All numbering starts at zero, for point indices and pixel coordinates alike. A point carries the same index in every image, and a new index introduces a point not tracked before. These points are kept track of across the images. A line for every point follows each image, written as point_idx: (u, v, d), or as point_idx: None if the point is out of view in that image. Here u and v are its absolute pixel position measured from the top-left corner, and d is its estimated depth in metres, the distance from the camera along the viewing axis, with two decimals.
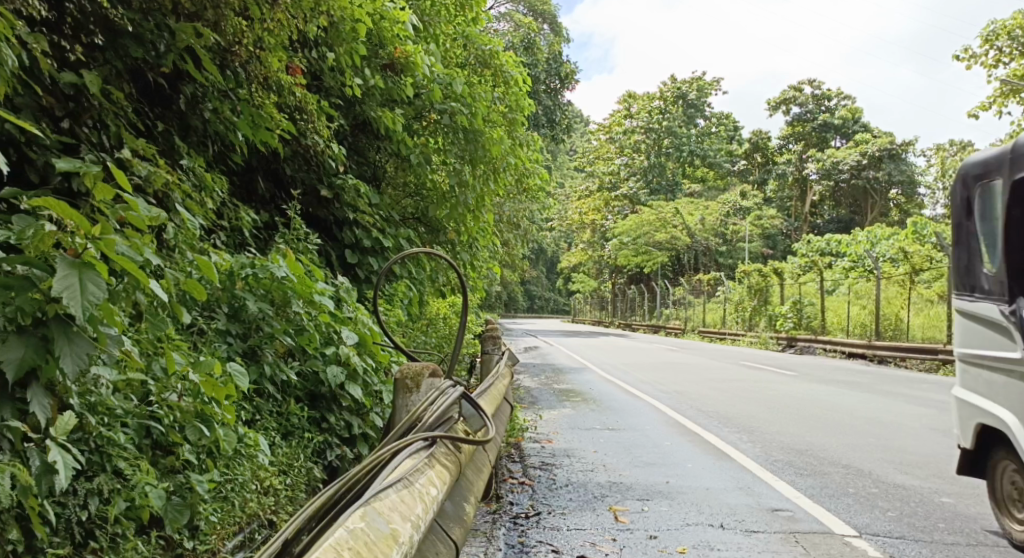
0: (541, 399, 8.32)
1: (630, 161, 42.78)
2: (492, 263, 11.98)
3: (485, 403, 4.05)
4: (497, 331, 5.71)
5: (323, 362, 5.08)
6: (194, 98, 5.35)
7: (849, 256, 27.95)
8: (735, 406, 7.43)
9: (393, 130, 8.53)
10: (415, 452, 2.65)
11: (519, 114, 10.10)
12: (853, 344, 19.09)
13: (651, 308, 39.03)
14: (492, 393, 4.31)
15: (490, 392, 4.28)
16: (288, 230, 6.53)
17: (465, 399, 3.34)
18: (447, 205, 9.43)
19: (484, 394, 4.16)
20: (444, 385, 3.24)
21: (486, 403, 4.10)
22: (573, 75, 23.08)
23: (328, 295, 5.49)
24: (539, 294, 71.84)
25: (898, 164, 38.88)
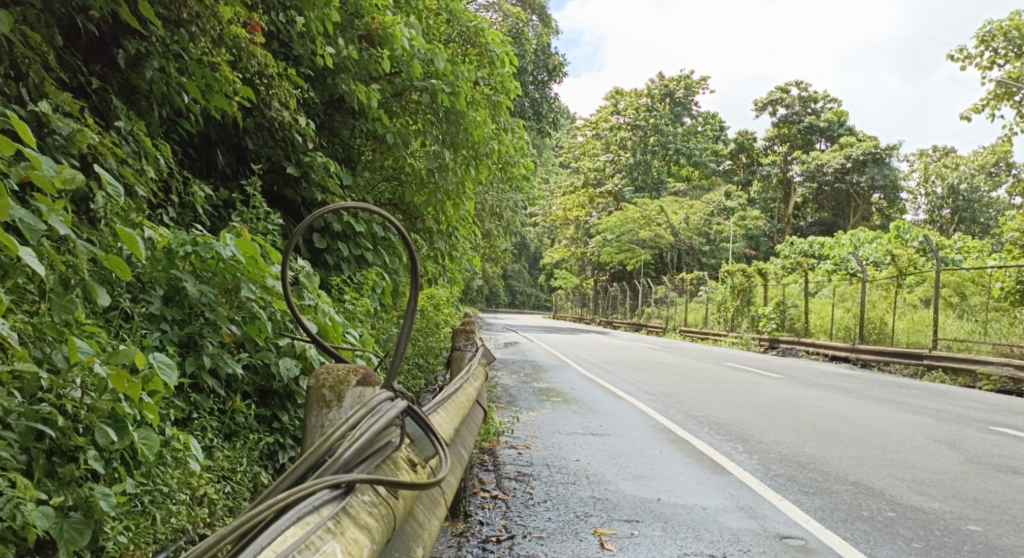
0: (519, 398, 7.86)
1: (615, 158, 42.39)
2: (473, 254, 11.50)
3: (452, 411, 3.55)
4: (472, 326, 5.20)
5: (276, 354, 4.57)
6: (137, 57, 4.87)
7: (832, 259, 27.62)
8: (725, 412, 6.95)
9: (368, 106, 7.98)
10: (304, 522, 2.18)
11: (504, 97, 9.69)
12: (835, 348, 18.68)
13: (632, 306, 38.66)
14: (460, 398, 3.81)
15: (458, 396, 3.78)
16: (248, 210, 5.99)
17: (409, 415, 2.82)
18: (425, 191, 8.93)
19: (451, 400, 3.66)
20: (381, 400, 2.71)
21: (454, 410, 3.59)
22: (560, 67, 22.57)
23: None
24: (520, 289, 71.35)
25: (882, 169, 38.69)
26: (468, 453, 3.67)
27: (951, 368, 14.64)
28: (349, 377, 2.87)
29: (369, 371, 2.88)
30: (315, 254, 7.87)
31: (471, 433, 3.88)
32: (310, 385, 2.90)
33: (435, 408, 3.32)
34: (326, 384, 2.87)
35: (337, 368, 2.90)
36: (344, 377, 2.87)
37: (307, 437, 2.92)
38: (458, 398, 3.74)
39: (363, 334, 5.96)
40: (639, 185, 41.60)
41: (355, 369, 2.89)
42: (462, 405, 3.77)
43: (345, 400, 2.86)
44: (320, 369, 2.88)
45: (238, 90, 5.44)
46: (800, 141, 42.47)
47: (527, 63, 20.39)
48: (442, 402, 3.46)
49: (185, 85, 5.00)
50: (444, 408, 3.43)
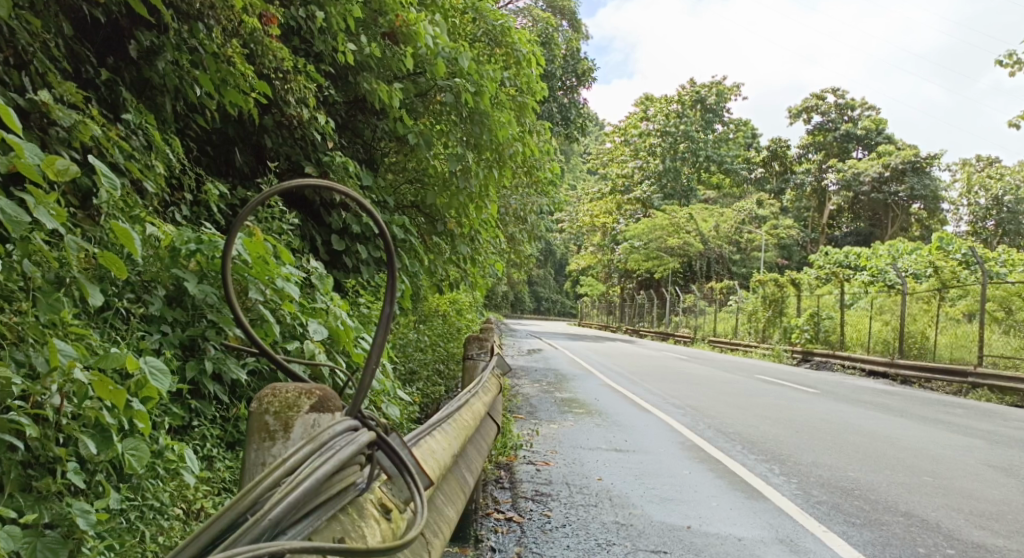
0: (540, 408, 7.62)
1: (644, 165, 41.98)
2: (497, 259, 11.27)
3: (456, 427, 3.28)
4: (486, 334, 4.94)
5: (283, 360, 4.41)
6: (149, 49, 4.65)
7: (867, 270, 27.02)
8: (757, 429, 6.63)
9: (391, 106, 7.78)
10: None
11: (530, 97, 9.46)
12: (873, 361, 18.23)
13: (660, 315, 38.20)
14: (466, 413, 3.55)
15: (464, 411, 3.51)
16: (264, 210, 5.81)
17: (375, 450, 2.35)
18: (449, 193, 8.73)
19: (456, 416, 3.39)
20: (332, 435, 2.23)
21: (459, 426, 3.32)
22: (591, 71, 22.24)
23: (296, 283, 4.76)
24: (547, 295, 71.04)
25: (923, 178, 37.75)
26: (473, 475, 3.39)
27: (996, 386, 14.23)
28: (301, 401, 2.30)
29: (326, 392, 2.33)
30: (333, 255, 7.71)
31: (478, 451, 3.61)
32: (253, 407, 2.33)
33: (434, 425, 3.06)
34: (269, 409, 2.30)
35: (284, 387, 2.31)
36: (293, 401, 2.29)
37: (247, 471, 2.34)
38: (463, 413, 3.47)
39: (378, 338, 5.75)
40: (669, 193, 41.10)
41: (310, 391, 2.32)
42: (467, 421, 3.49)
43: (294, 430, 2.30)
44: (264, 391, 2.28)
45: (255, 85, 5.23)
46: (836, 149, 41.60)
47: (558, 67, 20.12)
48: (445, 417, 3.19)
49: (197, 76, 4.76)
50: (445, 425, 3.16)
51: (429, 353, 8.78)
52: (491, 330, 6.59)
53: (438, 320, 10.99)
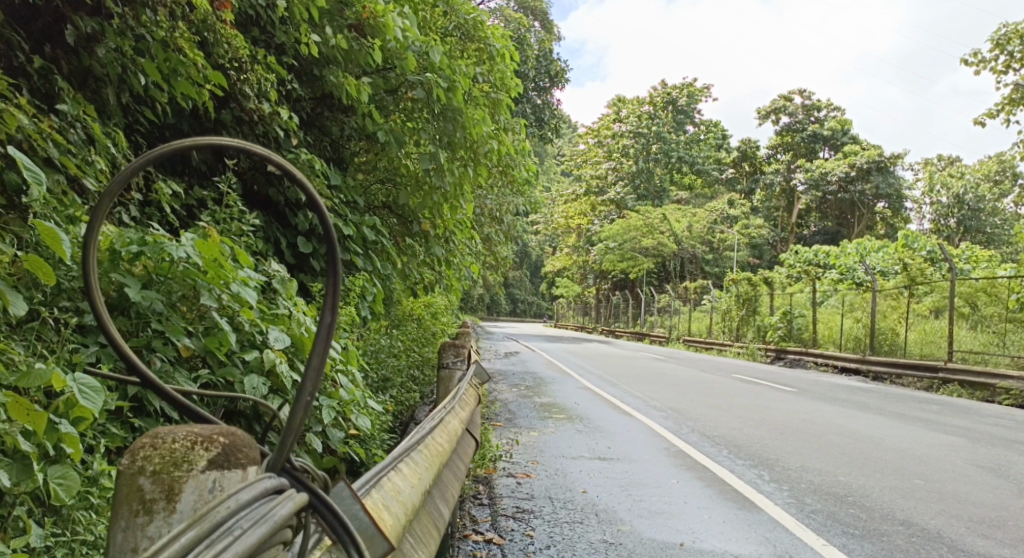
0: (519, 415, 7.30)
1: (618, 166, 41.75)
2: (471, 260, 10.94)
3: (426, 455, 2.93)
4: (463, 341, 4.64)
5: (241, 371, 4.08)
6: (88, 35, 4.34)
7: (837, 268, 27.05)
8: (746, 432, 6.36)
9: (357, 101, 7.44)
10: None
11: (504, 94, 9.12)
12: (845, 358, 18.10)
13: (635, 315, 38.07)
14: (441, 434, 3.22)
15: (437, 433, 3.17)
16: (220, 210, 5.47)
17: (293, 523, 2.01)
18: (421, 192, 8.40)
19: (428, 441, 3.04)
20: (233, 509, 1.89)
21: (429, 454, 2.98)
22: (562, 73, 22.02)
23: (256, 286, 4.40)
24: (522, 298, 70.75)
25: (887, 178, 38.05)
26: (448, 506, 3.05)
27: (967, 381, 14.10)
28: (195, 454, 1.97)
29: (224, 444, 2.00)
30: (299, 258, 7.36)
31: (456, 473, 3.31)
32: (129, 466, 1.99)
33: (400, 456, 2.71)
34: (148, 468, 1.96)
35: (171, 437, 1.99)
36: (182, 457, 1.96)
37: (114, 548, 1.99)
38: (436, 437, 3.13)
39: (347, 344, 5.41)
40: (641, 193, 41.03)
41: (206, 443, 1.99)
42: (442, 445, 3.16)
43: (181, 495, 1.97)
44: (144, 441, 1.96)
45: (206, 76, 4.89)
46: (803, 150, 42.09)
47: (529, 67, 19.88)
48: (413, 445, 2.84)
49: (143, 65, 4.44)
50: (413, 454, 2.81)
51: (402, 358, 8.45)
52: (468, 335, 6.26)
53: (411, 324, 10.65)
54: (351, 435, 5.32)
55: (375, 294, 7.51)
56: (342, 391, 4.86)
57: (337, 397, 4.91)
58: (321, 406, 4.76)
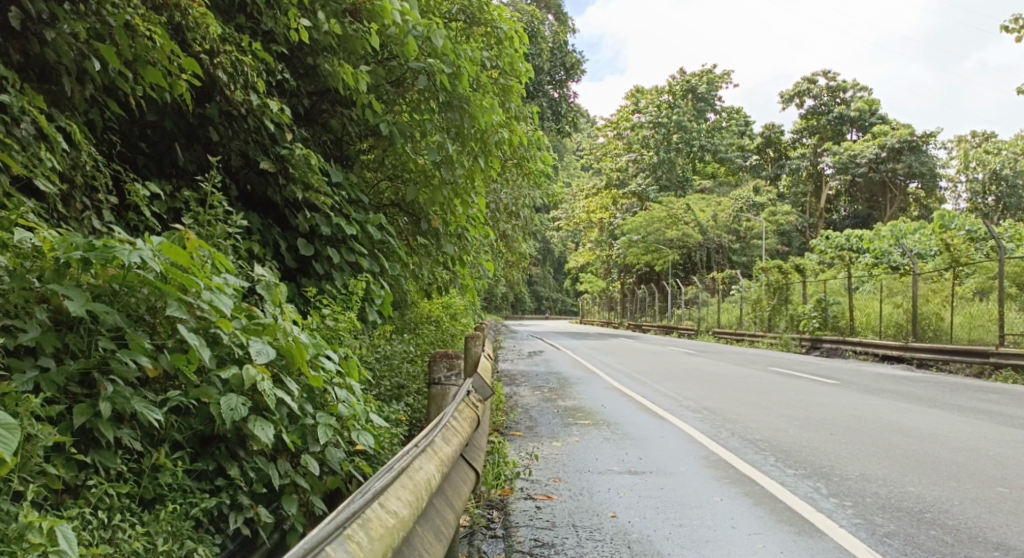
0: (541, 422, 6.77)
1: (639, 157, 40.80)
2: (486, 256, 10.42)
3: (360, 540, 2.24)
4: (455, 351, 4.23)
5: (220, 390, 3.61)
6: (34, 17, 3.91)
7: (870, 252, 26.10)
8: (790, 435, 5.80)
9: (357, 92, 6.97)
10: None
11: (514, 79, 8.60)
12: (887, 345, 17.34)
13: (662, 309, 37.26)
14: (401, 493, 2.57)
15: (391, 496, 2.51)
16: (205, 211, 4.99)
17: None
18: (430, 188, 7.92)
19: (367, 516, 2.35)
20: None
21: (369, 536, 2.29)
22: (578, 63, 21.32)
23: (234, 294, 3.95)
24: (547, 295, 70.13)
25: (919, 156, 36.80)
26: None
27: (1021, 367, 13.37)
28: None
29: None
30: (300, 261, 6.89)
31: (428, 536, 2.70)
32: None
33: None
34: None
35: None
36: None
37: None
38: (386, 505, 2.45)
39: (348, 354, 4.92)
40: (664, 184, 40.17)
41: None
42: (399, 512, 2.50)
43: None
44: None
45: (179, 62, 4.45)
46: (830, 133, 41.21)
47: (542, 59, 19.24)
48: (334, 535, 2.15)
49: (98, 48, 4.00)
50: (329, 552, 2.10)
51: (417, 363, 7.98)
52: (478, 339, 5.73)
53: (427, 327, 10.18)
54: (357, 452, 4.83)
55: (383, 296, 7.01)
56: (342, 407, 4.36)
57: (337, 412, 4.41)
58: (316, 423, 4.28)
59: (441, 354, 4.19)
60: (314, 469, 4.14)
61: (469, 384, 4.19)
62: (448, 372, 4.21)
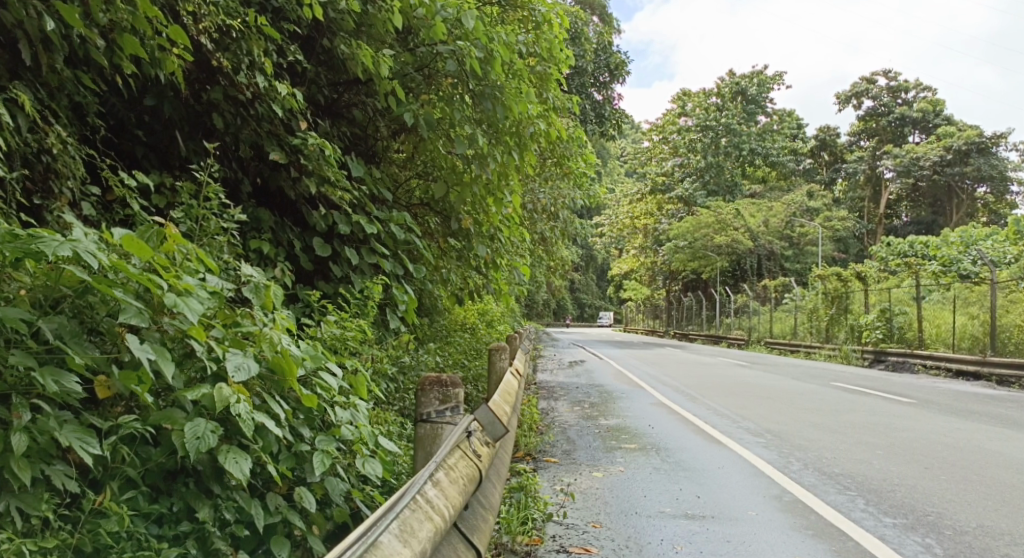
0: (580, 444, 6.08)
1: (686, 162, 39.64)
2: (523, 259, 9.72)
3: None
4: (450, 379, 3.53)
5: (190, 413, 3.00)
6: None
7: (936, 259, 24.88)
8: (871, 469, 5.04)
9: (382, 80, 6.37)
10: None
11: (554, 67, 7.88)
12: (962, 360, 16.24)
13: (711, 317, 36.15)
14: None
15: None
16: (204, 201, 4.39)
17: None
18: (466, 187, 7.31)
19: None
20: None
21: None
22: (624, 65, 20.51)
23: (211, 295, 3.35)
24: (589, 302, 69.17)
25: (989, 159, 35.27)
26: None
27: None
28: None
29: None
30: (317, 261, 6.30)
31: None
32: None
33: None
34: None
35: None
36: None
37: None
38: None
39: (356, 367, 4.29)
40: (712, 189, 39.09)
41: None
42: None
43: None
44: None
45: (163, 30, 3.86)
46: (888, 136, 40.30)
47: (586, 61, 18.62)
48: None
49: (60, 9, 3.42)
50: None
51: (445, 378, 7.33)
52: (497, 355, 5.02)
53: (459, 336, 9.52)
54: (365, 482, 4.18)
55: (406, 302, 6.38)
56: (345, 432, 3.73)
57: (340, 439, 3.77)
58: (314, 450, 3.66)
59: (432, 379, 3.50)
60: (311, 504, 3.50)
61: (465, 422, 3.47)
62: (435, 410, 3.52)
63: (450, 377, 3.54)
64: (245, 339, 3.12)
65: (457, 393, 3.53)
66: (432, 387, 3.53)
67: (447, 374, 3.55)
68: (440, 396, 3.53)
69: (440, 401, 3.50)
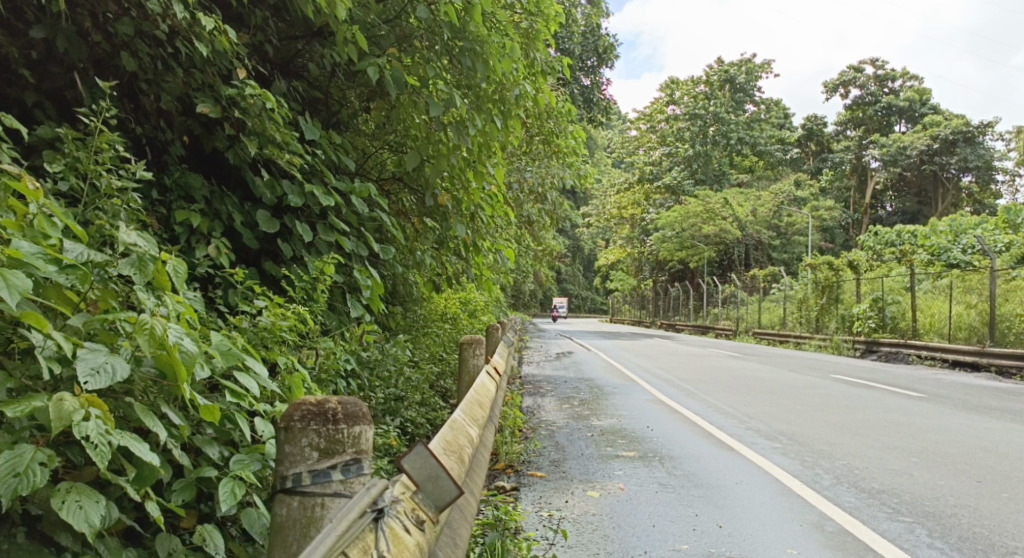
0: (571, 449, 5.23)
1: (672, 151, 38.87)
2: (505, 242, 8.83)
3: None
4: (335, 415, 2.23)
5: (13, 438, 2.11)
6: None
7: (927, 248, 24.23)
8: (921, 485, 4.22)
9: (338, 25, 5.47)
10: None
11: (542, 23, 7.00)
12: (960, 350, 15.50)
13: (696, 307, 35.45)
14: None
15: None
16: (96, 153, 3.46)
17: None
18: (442, 155, 6.41)
19: None
20: None
21: None
22: (610, 48, 19.63)
23: (61, 271, 2.43)
24: (575, 293, 68.40)
25: (976, 148, 34.66)
26: None
27: None
28: None
29: None
30: (262, 238, 5.37)
31: None
32: None
33: None
34: None
35: None
36: None
37: None
38: None
39: (290, 364, 3.39)
40: (699, 178, 38.31)
41: None
42: None
43: None
44: None
45: None
46: (876, 124, 39.71)
47: (569, 43, 17.72)
48: None
49: None
50: None
51: (411, 376, 6.48)
52: (475, 346, 4.17)
53: (433, 327, 8.66)
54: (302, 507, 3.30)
55: (370, 286, 5.46)
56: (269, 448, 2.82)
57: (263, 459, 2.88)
58: (224, 475, 2.76)
59: (305, 415, 2.21)
60: (213, 548, 2.59)
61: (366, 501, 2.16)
62: (310, 468, 2.23)
63: (335, 409, 2.24)
64: (88, 333, 2.22)
65: (347, 435, 2.24)
66: (308, 423, 2.23)
67: (330, 403, 2.25)
68: (321, 440, 2.24)
69: (320, 453, 2.22)
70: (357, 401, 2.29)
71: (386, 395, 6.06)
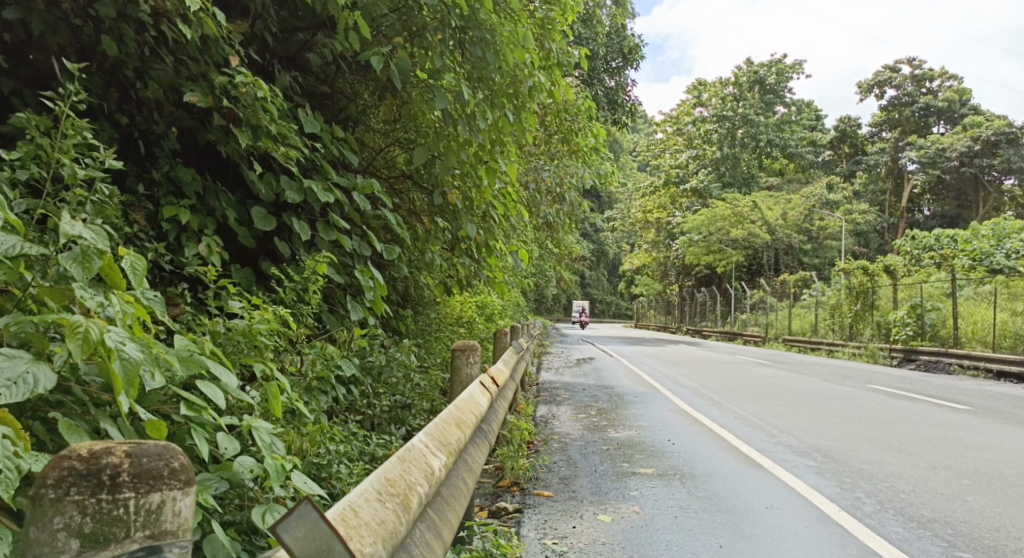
0: (583, 464, 4.88)
1: (700, 153, 38.29)
2: (524, 244, 8.47)
3: None
4: (108, 480, 1.55)
5: None
6: None
7: (967, 252, 23.51)
8: (975, 514, 3.81)
9: (342, 11, 5.16)
10: None
11: (560, 12, 6.64)
12: (1004, 359, 14.88)
13: (725, 313, 34.82)
14: None
15: None
16: (60, 140, 3.15)
17: None
18: (451, 149, 6.07)
19: None
20: None
21: None
22: (637, 49, 19.22)
23: None
24: (601, 298, 67.87)
25: (1018, 150, 33.76)
26: None
27: None
28: None
29: None
30: (259, 236, 5.09)
31: None
32: None
33: None
34: None
35: None
36: None
37: None
38: None
39: (267, 373, 3.08)
40: (728, 181, 37.67)
41: None
42: None
43: None
44: None
45: None
46: (911, 126, 38.85)
47: (596, 42, 17.31)
48: None
49: None
50: None
51: (419, 383, 6.15)
52: (466, 355, 3.99)
53: (447, 333, 8.32)
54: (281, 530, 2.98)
55: (374, 288, 5.14)
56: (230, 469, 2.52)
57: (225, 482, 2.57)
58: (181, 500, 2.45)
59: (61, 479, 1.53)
60: None
61: None
62: None
63: (116, 469, 1.56)
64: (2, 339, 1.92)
65: (130, 510, 1.56)
66: (69, 493, 1.55)
67: (110, 459, 1.57)
68: (88, 521, 1.54)
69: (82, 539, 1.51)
70: (156, 455, 1.63)
71: (391, 402, 5.73)
